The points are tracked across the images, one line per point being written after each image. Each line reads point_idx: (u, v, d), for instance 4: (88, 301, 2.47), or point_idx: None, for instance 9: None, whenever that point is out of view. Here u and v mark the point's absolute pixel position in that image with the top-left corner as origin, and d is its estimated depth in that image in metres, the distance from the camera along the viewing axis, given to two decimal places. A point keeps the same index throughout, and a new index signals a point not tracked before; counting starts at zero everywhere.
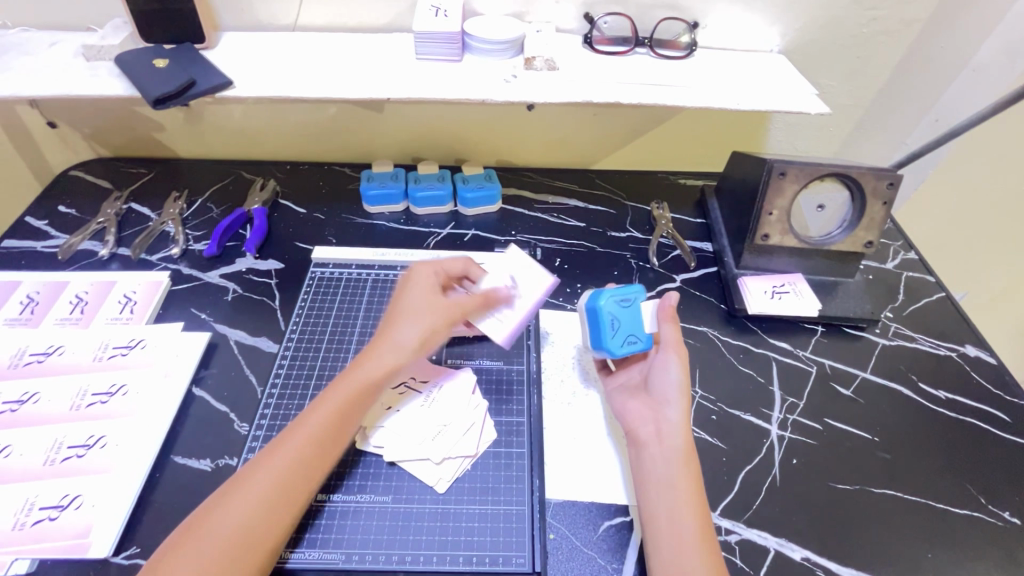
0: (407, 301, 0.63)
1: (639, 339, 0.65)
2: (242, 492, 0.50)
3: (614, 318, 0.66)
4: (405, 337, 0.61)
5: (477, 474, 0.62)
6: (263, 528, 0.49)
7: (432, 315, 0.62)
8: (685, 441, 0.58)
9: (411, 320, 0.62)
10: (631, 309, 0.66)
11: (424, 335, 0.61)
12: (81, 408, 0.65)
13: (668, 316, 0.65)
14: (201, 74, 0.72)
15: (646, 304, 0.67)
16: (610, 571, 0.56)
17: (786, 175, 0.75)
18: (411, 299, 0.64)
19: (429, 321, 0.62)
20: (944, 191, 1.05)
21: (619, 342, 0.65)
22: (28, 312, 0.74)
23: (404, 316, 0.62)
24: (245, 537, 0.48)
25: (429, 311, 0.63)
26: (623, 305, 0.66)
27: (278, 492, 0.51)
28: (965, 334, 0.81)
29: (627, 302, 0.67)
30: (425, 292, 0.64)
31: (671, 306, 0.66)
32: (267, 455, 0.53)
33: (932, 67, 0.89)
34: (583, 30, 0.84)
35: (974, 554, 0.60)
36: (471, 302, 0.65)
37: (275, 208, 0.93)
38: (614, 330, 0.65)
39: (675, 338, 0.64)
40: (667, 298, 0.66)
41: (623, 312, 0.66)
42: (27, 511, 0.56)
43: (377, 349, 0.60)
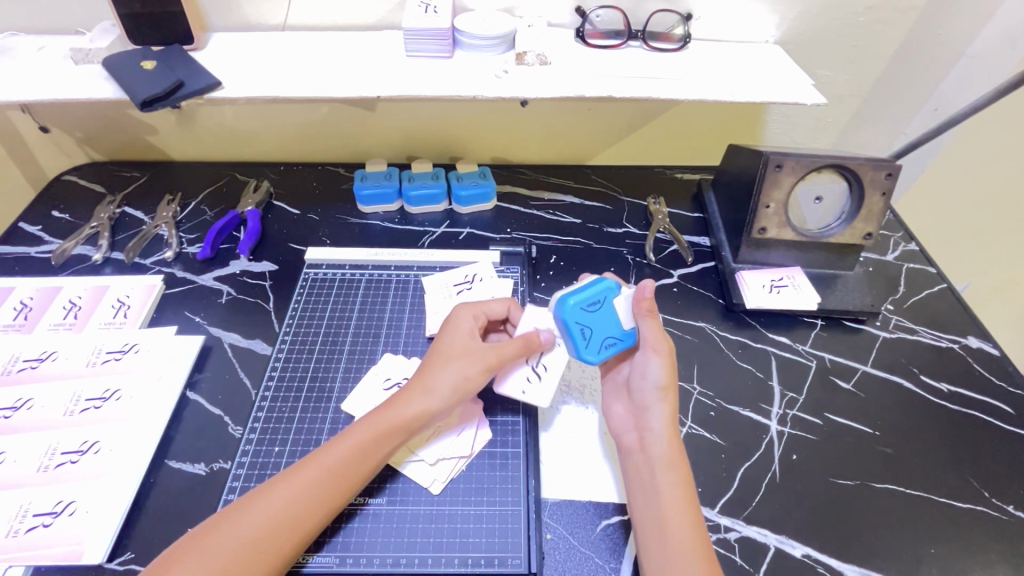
0: (447, 345, 0.61)
1: (616, 341, 0.62)
2: (241, 517, 0.49)
3: (583, 327, 0.61)
4: (439, 384, 0.58)
5: (472, 474, 0.61)
6: (259, 559, 0.47)
7: (469, 361, 0.59)
8: (669, 444, 0.56)
9: (447, 364, 0.59)
10: (601, 310, 0.62)
11: (459, 383, 0.58)
12: (74, 414, 0.64)
13: (645, 312, 0.62)
14: (189, 75, 0.71)
15: (618, 302, 0.63)
16: (608, 571, 0.55)
17: (782, 168, 0.74)
18: (451, 342, 0.61)
19: (466, 368, 0.59)
20: (944, 181, 1.04)
21: (595, 349, 0.62)
22: (22, 318, 0.74)
23: (442, 360, 0.59)
24: (241, 562, 0.47)
25: (468, 355, 0.59)
26: (591, 310, 0.62)
27: (280, 523, 0.49)
28: (967, 325, 0.80)
29: (596, 303, 0.62)
30: (465, 336, 0.61)
31: (648, 298, 0.62)
32: (273, 485, 0.51)
33: (931, 55, 0.88)
34: (575, 24, 0.83)
35: (977, 548, 0.59)
36: (511, 347, 0.61)
37: (269, 209, 0.92)
38: (587, 339, 0.61)
39: (655, 334, 0.61)
40: (642, 290, 0.63)
41: (593, 318, 0.62)
42: (21, 518, 0.56)
43: (408, 392, 0.58)
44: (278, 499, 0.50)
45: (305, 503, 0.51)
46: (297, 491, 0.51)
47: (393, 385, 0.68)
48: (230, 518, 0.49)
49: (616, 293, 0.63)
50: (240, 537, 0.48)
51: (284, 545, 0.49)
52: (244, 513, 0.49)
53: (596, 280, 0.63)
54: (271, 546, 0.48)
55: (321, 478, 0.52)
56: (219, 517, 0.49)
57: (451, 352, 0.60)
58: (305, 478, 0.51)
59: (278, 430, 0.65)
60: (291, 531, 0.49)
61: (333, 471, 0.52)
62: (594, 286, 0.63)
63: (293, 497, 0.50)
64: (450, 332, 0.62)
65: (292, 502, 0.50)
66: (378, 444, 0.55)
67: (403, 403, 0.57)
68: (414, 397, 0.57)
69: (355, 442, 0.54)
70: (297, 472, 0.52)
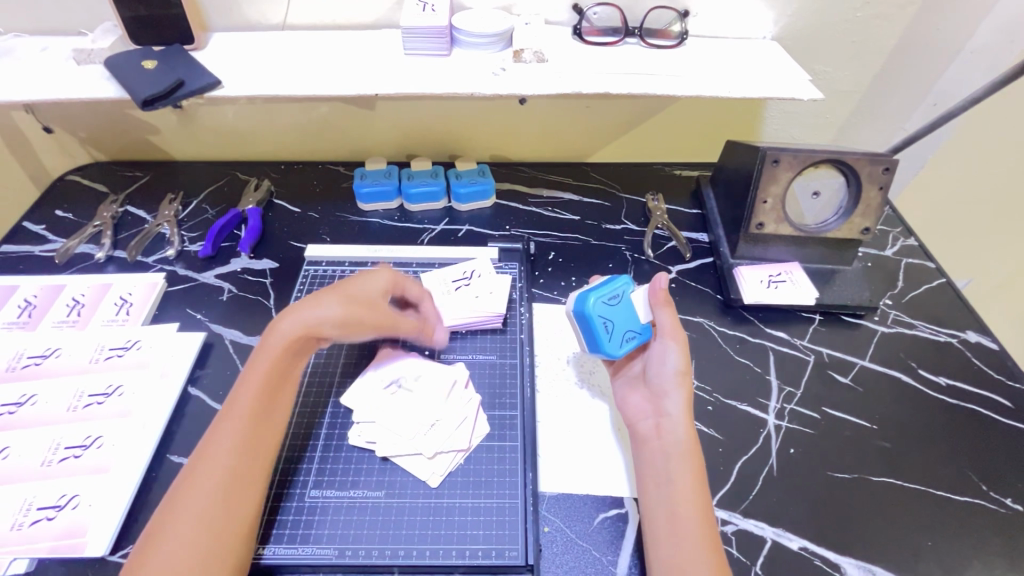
0: (352, 285, 0.63)
1: (636, 333, 0.64)
2: (197, 477, 0.49)
3: (606, 321, 0.63)
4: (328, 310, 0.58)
5: (471, 468, 0.62)
6: (220, 521, 0.48)
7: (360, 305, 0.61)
8: (686, 432, 0.57)
9: (330, 293, 0.60)
10: (619, 305, 0.64)
11: (343, 314, 0.58)
12: (78, 409, 0.65)
13: (662, 302, 0.63)
14: (189, 74, 0.72)
15: (636, 294, 0.65)
16: (605, 563, 0.55)
17: (780, 163, 0.74)
18: (354, 284, 0.63)
19: (359, 307, 0.60)
20: (944, 176, 1.04)
21: (618, 343, 0.63)
22: (26, 315, 0.75)
23: (320, 294, 0.60)
24: (204, 525, 0.47)
25: (361, 302, 0.61)
26: (610, 304, 0.64)
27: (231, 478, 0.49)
28: (966, 320, 0.80)
29: (614, 299, 0.64)
30: (365, 283, 0.63)
31: (663, 289, 0.63)
32: (212, 448, 0.51)
33: (929, 50, 0.88)
34: (572, 21, 0.83)
35: (974, 541, 0.60)
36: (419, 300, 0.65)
37: (270, 207, 0.93)
38: (609, 333, 0.63)
39: (671, 323, 0.62)
40: (657, 282, 0.63)
41: (612, 312, 0.64)
42: (25, 512, 0.57)
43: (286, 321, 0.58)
44: (221, 471, 0.49)
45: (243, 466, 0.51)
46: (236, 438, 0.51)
47: (389, 384, 0.67)
48: (184, 488, 0.48)
49: (633, 286, 0.65)
50: (198, 499, 0.48)
51: (242, 515, 0.49)
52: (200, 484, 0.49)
53: (610, 277, 0.66)
54: (228, 501, 0.49)
55: (251, 423, 0.52)
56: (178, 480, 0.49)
57: (348, 293, 0.61)
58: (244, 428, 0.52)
59: None
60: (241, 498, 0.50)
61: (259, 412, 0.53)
62: (610, 282, 0.65)
63: (235, 466, 0.50)
64: (357, 280, 0.64)
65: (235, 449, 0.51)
66: (286, 373, 0.56)
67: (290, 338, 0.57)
68: (305, 320, 0.58)
69: (261, 378, 0.54)
70: (229, 431, 0.52)
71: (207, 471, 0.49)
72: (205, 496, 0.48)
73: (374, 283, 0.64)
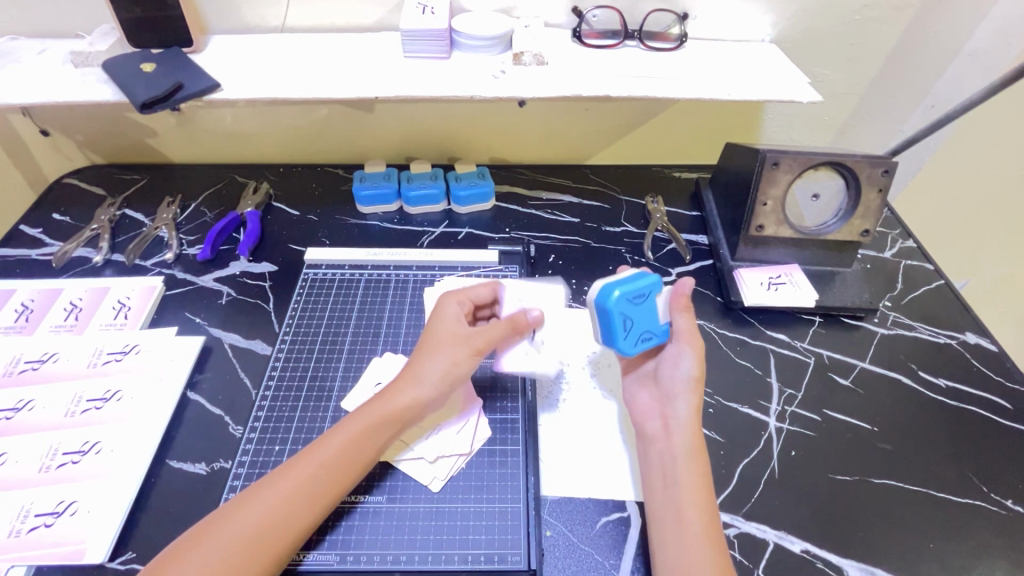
0: (445, 332, 0.61)
1: (654, 334, 0.63)
2: (260, 501, 0.50)
3: (627, 319, 0.61)
4: (428, 371, 0.59)
5: (472, 472, 0.62)
6: (266, 546, 0.48)
7: (459, 348, 0.60)
8: (692, 434, 0.57)
9: (440, 354, 0.59)
10: (643, 305, 0.62)
11: (449, 370, 0.59)
12: (76, 414, 0.65)
13: (681, 306, 0.63)
14: (188, 78, 0.72)
15: (659, 297, 0.63)
16: (608, 567, 0.55)
17: (779, 165, 0.74)
18: (442, 327, 0.61)
19: (455, 355, 0.60)
20: (942, 178, 1.04)
21: (633, 342, 0.62)
22: (23, 320, 0.74)
23: (431, 348, 0.60)
24: (247, 549, 0.48)
25: (455, 341, 0.60)
26: (635, 303, 0.62)
27: (286, 514, 0.50)
28: (965, 322, 0.80)
29: (640, 297, 0.62)
30: (452, 324, 0.62)
31: (685, 295, 0.64)
32: (290, 471, 0.52)
33: (926, 54, 0.88)
34: (572, 24, 0.83)
35: (975, 543, 0.60)
36: (499, 330, 0.62)
37: (268, 211, 0.93)
38: (626, 331, 0.62)
39: (689, 328, 0.62)
40: (680, 286, 0.64)
41: (635, 311, 0.62)
42: (23, 518, 0.56)
43: (399, 381, 0.58)
44: (287, 490, 0.51)
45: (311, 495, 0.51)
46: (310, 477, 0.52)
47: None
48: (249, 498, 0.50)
49: (659, 288, 0.63)
50: (261, 511, 0.49)
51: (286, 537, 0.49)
52: (261, 496, 0.50)
53: (639, 273, 0.63)
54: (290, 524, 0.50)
55: (335, 466, 0.53)
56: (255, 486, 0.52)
57: (440, 338, 0.61)
58: (312, 468, 0.52)
59: (277, 429, 0.65)
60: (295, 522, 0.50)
61: (345, 460, 0.53)
62: (640, 279, 0.62)
63: (302, 490, 0.51)
64: (438, 317, 0.63)
65: (308, 488, 0.51)
66: (373, 435, 0.56)
67: (386, 397, 0.57)
68: (405, 385, 0.58)
69: (355, 431, 0.55)
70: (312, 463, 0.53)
71: (278, 489, 0.51)
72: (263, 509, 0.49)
73: (456, 310, 0.63)
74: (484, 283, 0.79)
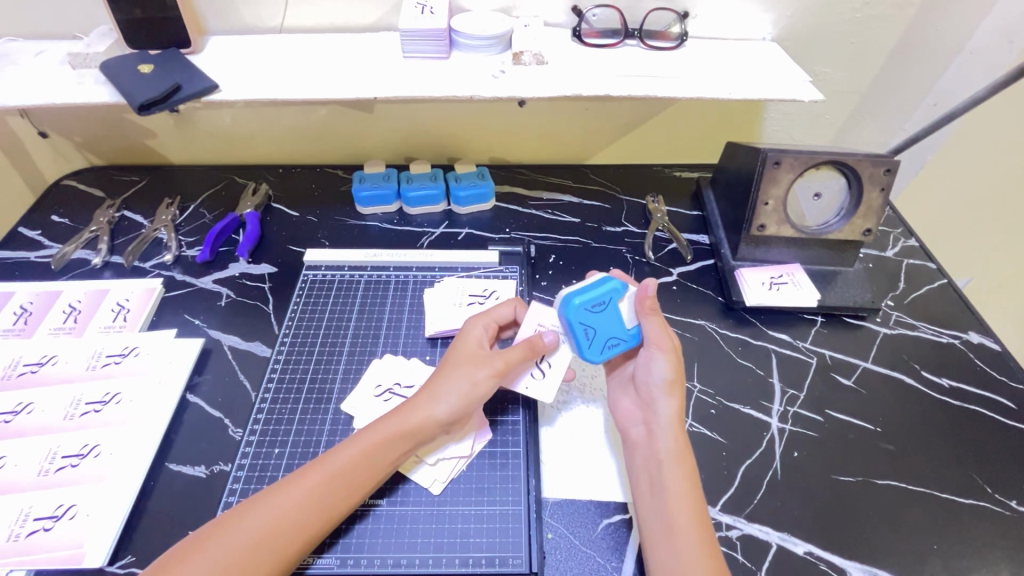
0: (470, 351, 0.61)
1: (622, 340, 0.61)
2: (247, 515, 0.49)
3: (588, 327, 0.60)
4: (447, 391, 0.58)
5: (473, 474, 0.61)
6: (261, 564, 0.47)
7: (478, 367, 0.59)
8: (676, 439, 0.56)
9: (462, 371, 0.59)
10: (605, 311, 0.61)
11: (468, 389, 0.58)
12: (75, 418, 0.64)
13: (648, 310, 0.60)
14: (186, 78, 0.71)
15: (623, 301, 0.61)
16: (610, 570, 0.55)
17: (780, 164, 0.74)
18: (463, 349, 0.61)
19: (474, 374, 0.58)
20: (944, 176, 1.04)
21: (598, 350, 0.61)
22: (22, 322, 0.74)
23: (450, 368, 0.59)
24: (246, 563, 0.47)
25: (475, 361, 0.59)
26: (596, 310, 0.60)
27: (278, 530, 0.49)
28: (968, 321, 0.79)
29: (601, 304, 0.61)
30: (478, 342, 0.61)
31: (651, 296, 0.59)
32: (279, 487, 0.51)
33: (928, 51, 0.88)
34: (571, 23, 0.83)
35: (979, 544, 0.59)
36: (517, 352, 0.59)
37: (268, 212, 0.92)
38: (590, 340, 0.61)
39: (658, 331, 0.60)
40: (646, 289, 0.59)
41: (597, 318, 0.61)
42: (22, 522, 0.56)
43: (416, 400, 0.58)
44: (277, 507, 0.50)
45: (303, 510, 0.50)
46: (305, 488, 0.51)
47: (385, 392, 0.67)
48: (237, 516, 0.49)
49: (622, 293, 0.62)
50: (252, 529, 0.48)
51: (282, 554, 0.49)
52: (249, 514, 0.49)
53: (601, 280, 0.62)
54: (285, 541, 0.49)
55: (326, 479, 0.52)
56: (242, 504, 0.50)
57: (462, 357, 0.60)
58: (308, 481, 0.51)
59: (277, 432, 0.65)
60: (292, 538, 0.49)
61: (336, 473, 0.52)
62: (601, 286, 0.61)
63: (292, 504, 0.50)
64: (462, 339, 0.62)
65: (300, 499, 0.51)
66: (385, 451, 0.55)
67: (400, 415, 0.56)
68: (421, 403, 0.57)
69: (362, 445, 0.54)
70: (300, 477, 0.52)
71: (266, 505, 0.50)
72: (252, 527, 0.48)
73: (479, 333, 0.63)
74: (484, 284, 0.79)
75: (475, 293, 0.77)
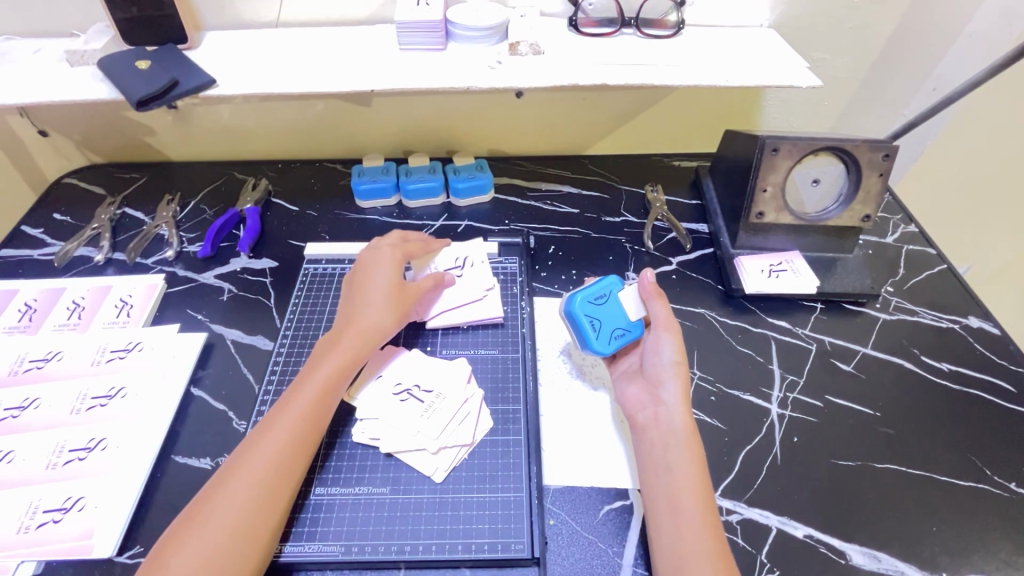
0: (371, 283, 0.68)
1: (625, 330, 0.65)
2: (227, 488, 0.51)
3: (593, 320, 0.65)
4: (365, 312, 0.65)
5: (475, 462, 0.62)
6: (250, 529, 0.49)
7: (391, 297, 0.67)
8: (683, 421, 0.57)
9: (374, 301, 0.66)
10: (607, 304, 0.66)
11: (383, 314, 0.65)
12: (81, 412, 0.65)
13: (652, 294, 0.65)
14: (184, 74, 0.72)
15: (625, 293, 0.67)
16: (612, 555, 0.55)
17: (779, 152, 0.74)
18: (377, 280, 0.68)
19: (388, 300, 0.67)
20: (945, 162, 1.04)
21: (606, 340, 0.64)
22: (27, 319, 0.74)
23: (366, 297, 0.67)
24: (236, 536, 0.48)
25: (389, 292, 0.67)
26: (598, 303, 0.66)
27: (257, 492, 0.51)
28: (968, 306, 0.79)
29: (602, 297, 0.66)
30: (386, 273, 0.69)
31: (652, 282, 0.65)
32: (249, 452, 0.53)
33: (927, 36, 0.87)
34: (567, 13, 0.82)
35: (978, 525, 0.60)
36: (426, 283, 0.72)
37: (268, 207, 0.93)
38: (597, 331, 0.65)
39: (665, 315, 0.64)
40: (645, 277, 0.65)
41: (600, 310, 0.66)
42: (31, 515, 0.57)
43: (342, 330, 0.64)
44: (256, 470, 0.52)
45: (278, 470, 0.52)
46: (276, 441, 0.54)
47: (403, 391, 0.66)
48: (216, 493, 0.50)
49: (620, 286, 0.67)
50: (233, 501, 0.50)
51: (268, 510, 0.51)
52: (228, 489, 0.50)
53: (599, 278, 0.68)
54: (268, 501, 0.51)
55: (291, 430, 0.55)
56: (218, 480, 0.52)
57: (376, 288, 0.67)
58: (275, 438, 0.54)
59: None
60: (275, 493, 0.52)
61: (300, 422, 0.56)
62: (598, 282, 0.67)
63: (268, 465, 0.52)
64: (372, 273, 0.69)
65: (275, 452, 0.53)
66: (333, 385, 0.59)
67: (336, 351, 0.61)
68: (348, 331, 0.63)
69: (311, 387, 0.58)
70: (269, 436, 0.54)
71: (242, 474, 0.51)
72: (230, 501, 0.50)
73: (391, 264, 0.71)
74: (452, 254, 0.81)
75: (447, 266, 0.79)
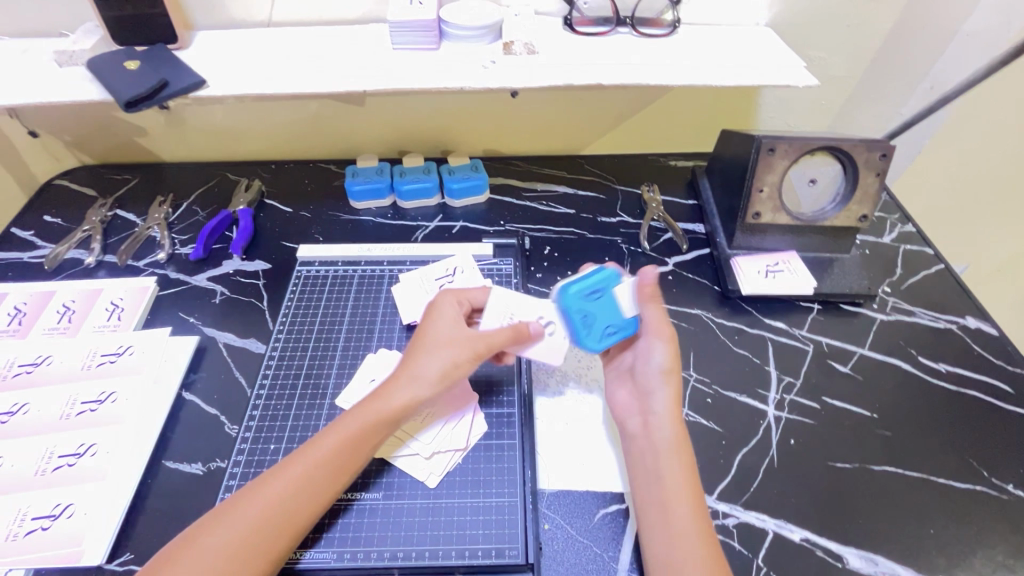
0: (432, 331, 0.60)
1: (620, 329, 0.61)
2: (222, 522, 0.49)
3: (584, 314, 0.61)
4: (422, 369, 0.57)
5: (469, 467, 0.61)
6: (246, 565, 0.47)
7: (458, 348, 0.58)
8: (674, 427, 0.56)
9: (433, 351, 0.58)
10: (601, 299, 0.62)
11: (446, 369, 0.57)
12: (71, 417, 0.64)
13: (647, 297, 0.61)
14: (173, 74, 0.71)
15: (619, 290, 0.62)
16: (607, 559, 0.55)
17: (775, 151, 0.73)
18: (439, 327, 0.60)
19: (451, 354, 0.57)
20: (943, 161, 1.03)
21: (597, 337, 0.61)
22: (16, 323, 0.74)
23: (426, 347, 0.58)
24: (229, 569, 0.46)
25: (451, 341, 0.58)
26: (591, 297, 0.62)
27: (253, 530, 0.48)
28: (966, 306, 0.79)
29: (596, 293, 0.62)
30: (451, 323, 0.60)
31: (651, 283, 0.61)
32: (251, 490, 0.51)
33: (924, 34, 0.87)
34: (562, 12, 0.82)
35: (976, 527, 0.59)
36: (500, 335, 0.59)
37: (261, 208, 0.92)
38: (588, 327, 0.61)
39: (658, 320, 0.61)
40: (645, 275, 0.61)
41: (594, 305, 0.62)
42: (20, 522, 0.56)
43: (394, 382, 0.57)
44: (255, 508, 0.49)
45: (280, 512, 0.50)
46: (282, 484, 0.51)
47: None
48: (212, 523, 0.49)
49: (617, 282, 0.63)
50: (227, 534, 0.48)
51: (265, 548, 0.48)
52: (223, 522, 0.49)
53: (597, 270, 0.63)
54: (265, 540, 0.48)
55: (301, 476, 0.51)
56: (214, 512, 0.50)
57: (437, 336, 0.59)
58: (281, 479, 0.51)
59: (273, 429, 0.64)
60: (277, 533, 0.49)
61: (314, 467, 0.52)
62: (596, 275, 0.63)
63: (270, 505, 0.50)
64: (436, 316, 0.61)
65: (280, 495, 0.50)
66: (364, 441, 0.54)
67: (372, 407, 0.56)
68: (399, 385, 0.57)
69: (336, 436, 0.54)
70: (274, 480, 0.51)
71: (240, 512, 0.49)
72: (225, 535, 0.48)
73: (454, 308, 0.62)
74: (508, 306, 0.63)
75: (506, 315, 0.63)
